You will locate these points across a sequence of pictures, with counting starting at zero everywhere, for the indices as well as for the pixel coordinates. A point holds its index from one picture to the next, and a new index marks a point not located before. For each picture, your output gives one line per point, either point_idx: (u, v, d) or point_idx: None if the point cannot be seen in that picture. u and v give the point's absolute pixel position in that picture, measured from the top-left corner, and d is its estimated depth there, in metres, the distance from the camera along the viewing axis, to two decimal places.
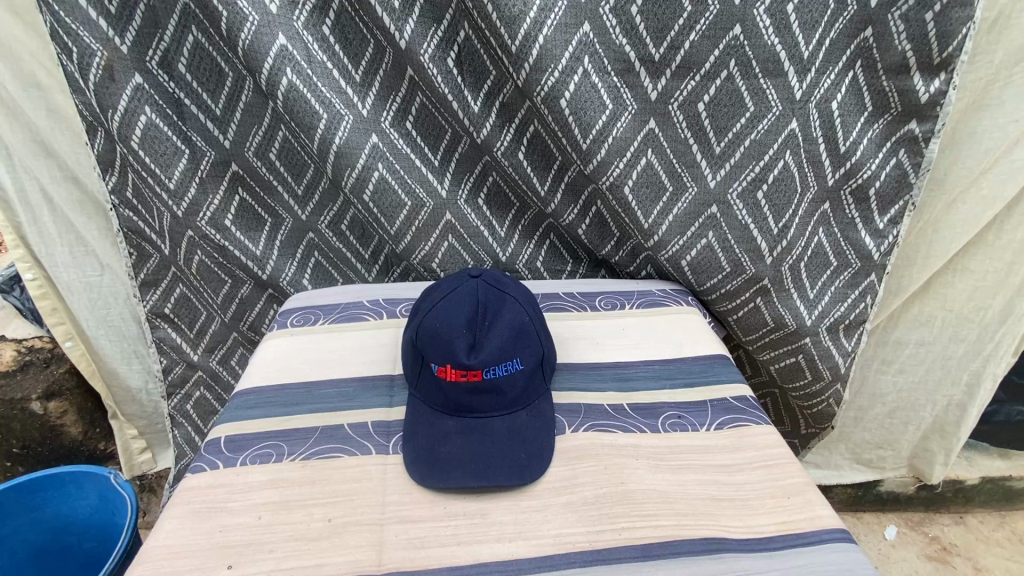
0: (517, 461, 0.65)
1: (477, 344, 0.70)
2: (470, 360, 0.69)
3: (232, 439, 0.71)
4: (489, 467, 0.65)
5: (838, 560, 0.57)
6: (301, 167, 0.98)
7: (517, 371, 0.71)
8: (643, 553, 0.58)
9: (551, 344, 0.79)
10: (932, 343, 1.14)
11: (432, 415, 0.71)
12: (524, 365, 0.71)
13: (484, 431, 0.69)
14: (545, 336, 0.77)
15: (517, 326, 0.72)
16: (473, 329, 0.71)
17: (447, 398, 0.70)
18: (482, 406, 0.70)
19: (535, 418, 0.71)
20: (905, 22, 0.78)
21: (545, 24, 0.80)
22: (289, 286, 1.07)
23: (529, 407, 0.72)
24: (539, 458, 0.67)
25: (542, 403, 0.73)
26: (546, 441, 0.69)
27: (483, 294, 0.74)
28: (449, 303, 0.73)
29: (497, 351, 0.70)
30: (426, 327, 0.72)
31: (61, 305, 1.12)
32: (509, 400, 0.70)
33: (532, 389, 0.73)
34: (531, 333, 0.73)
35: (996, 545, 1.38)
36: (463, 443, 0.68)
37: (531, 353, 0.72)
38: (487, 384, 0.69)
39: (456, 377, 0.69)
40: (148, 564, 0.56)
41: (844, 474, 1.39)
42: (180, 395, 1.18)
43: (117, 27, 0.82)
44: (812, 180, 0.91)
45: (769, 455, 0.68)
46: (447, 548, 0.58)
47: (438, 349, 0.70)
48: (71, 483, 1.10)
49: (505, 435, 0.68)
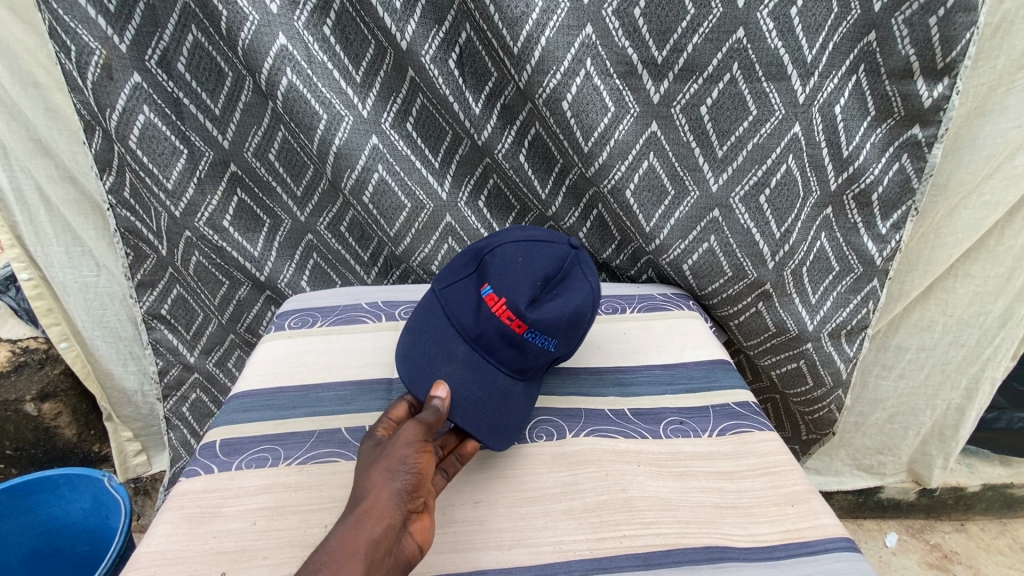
0: (496, 426, 0.65)
1: (540, 299, 0.67)
2: (528, 312, 0.65)
3: (227, 442, 0.69)
4: (463, 413, 0.64)
5: (843, 570, 0.56)
6: (300, 167, 0.98)
7: (549, 350, 0.68)
8: (644, 562, 0.57)
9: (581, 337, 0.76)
10: (934, 349, 1.13)
11: (449, 332, 0.68)
12: (557, 350, 0.68)
13: (488, 379, 0.66)
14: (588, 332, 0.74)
15: (581, 311, 0.69)
16: (541, 284, 0.67)
17: (476, 325, 0.67)
18: (499, 353, 0.67)
19: (526, 396, 0.70)
20: (908, 27, 0.77)
21: (548, 26, 0.80)
22: (286, 288, 1.07)
23: (527, 381, 0.70)
24: (512, 433, 0.67)
25: (536, 383, 0.72)
26: (518, 425, 0.68)
27: (573, 267, 0.71)
28: (540, 250, 0.69)
29: (555, 322, 0.66)
30: (505, 253, 0.69)
31: (57, 306, 1.10)
32: (521, 364, 0.68)
33: (542, 369, 0.70)
34: (585, 326, 0.70)
35: (997, 553, 1.37)
36: (462, 374, 0.66)
37: (570, 342, 0.70)
38: (522, 341, 0.66)
39: (503, 315, 0.65)
40: (140, 570, 0.55)
41: (844, 480, 1.38)
42: (176, 396, 1.17)
43: (116, 26, 0.81)
44: (815, 185, 0.90)
45: (771, 461, 0.68)
46: (445, 555, 0.57)
47: (499, 278, 0.66)
48: (65, 485, 1.08)
49: (498, 398, 0.66)
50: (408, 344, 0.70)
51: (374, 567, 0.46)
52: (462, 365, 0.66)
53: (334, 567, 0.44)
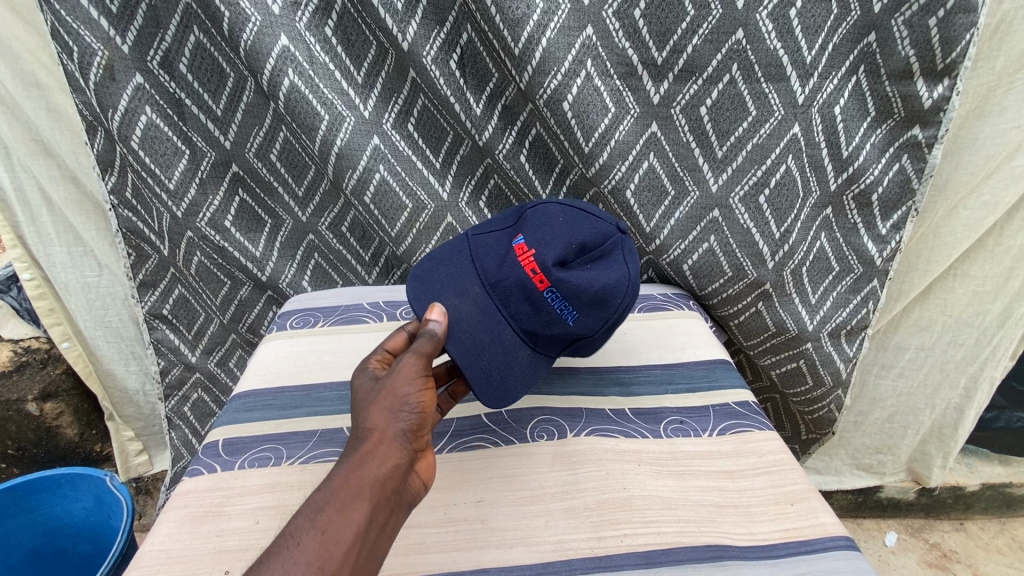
0: (491, 377, 0.65)
1: (571, 263, 0.66)
2: (554, 270, 0.65)
3: (230, 442, 0.70)
4: (458, 348, 0.64)
5: (842, 568, 0.56)
6: (302, 167, 0.98)
7: (567, 319, 0.66)
8: (645, 560, 0.57)
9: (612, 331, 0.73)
10: (933, 349, 1.13)
11: (470, 271, 0.68)
12: (576, 324, 0.67)
13: (495, 328, 0.66)
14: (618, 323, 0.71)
15: (612, 291, 0.67)
16: (577, 251, 0.67)
17: (499, 270, 0.67)
18: (514, 306, 0.66)
19: (533, 362, 0.68)
20: (908, 28, 0.77)
21: (549, 27, 0.80)
22: (288, 288, 1.07)
23: (537, 349, 0.68)
24: (505, 391, 0.66)
25: (548, 356, 0.70)
26: (516, 386, 0.67)
27: (616, 249, 0.69)
28: (585, 219, 0.69)
29: (579, 290, 0.65)
30: (549, 210, 0.69)
31: (58, 306, 1.11)
32: (534, 324, 0.67)
33: (557, 341, 0.68)
34: (612, 311, 0.68)
35: (996, 552, 1.38)
36: (470, 313, 0.66)
37: (594, 323, 0.67)
38: (540, 298, 0.65)
39: (528, 265, 0.65)
40: (143, 569, 0.55)
41: (844, 479, 1.38)
42: (178, 396, 1.17)
43: (118, 27, 0.81)
44: (815, 185, 0.90)
45: (771, 461, 0.68)
46: (447, 554, 0.58)
47: (536, 231, 0.67)
48: (68, 485, 1.08)
49: (499, 351, 0.66)
50: (428, 268, 0.71)
51: (379, 504, 0.49)
52: (472, 304, 0.66)
53: (340, 505, 0.47)
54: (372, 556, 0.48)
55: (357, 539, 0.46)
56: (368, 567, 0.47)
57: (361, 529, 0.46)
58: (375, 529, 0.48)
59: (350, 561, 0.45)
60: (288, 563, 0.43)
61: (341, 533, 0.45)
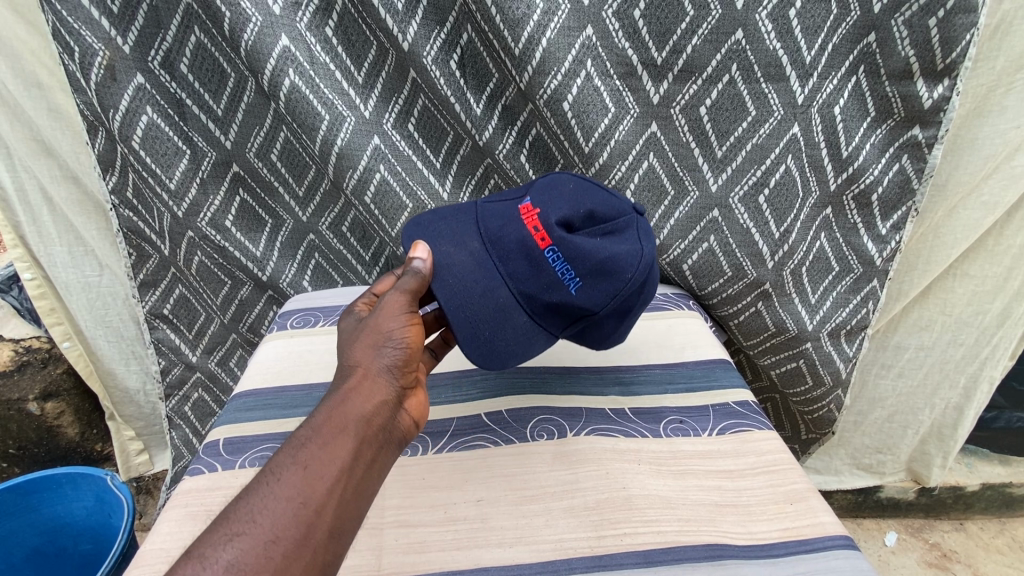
0: (479, 334, 0.64)
1: (577, 229, 0.67)
2: (558, 230, 0.65)
3: (230, 441, 0.70)
4: (444, 289, 0.65)
5: (842, 567, 0.56)
6: (302, 167, 0.98)
7: (568, 285, 0.65)
8: (644, 559, 0.57)
9: (621, 319, 0.71)
10: (932, 348, 1.13)
11: (473, 228, 0.69)
12: (577, 294, 0.65)
13: (489, 285, 0.66)
14: (625, 306, 0.69)
15: (618, 265, 0.66)
16: (583, 217, 0.67)
17: (503, 227, 0.67)
18: (513, 264, 0.66)
19: (528, 330, 0.66)
20: (908, 28, 0.77)
21: (549, 27, 0.80)
22: (288, 287, 1.08)
23: (535, 318, 0.67)
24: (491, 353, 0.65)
25: (546, 328, 0.68)
26: (507, 351, 0.66)
27: (626, 225, 0.70)
28: (597, 192, 0.70)
29: (582, 254, 0.65)
30: (560, 177, 0.71)
31: (59, 305, 1.11)
32: (532, 286, 0.66)
33: (557, 312, 0.67)
34: (618, 288, 0.66)
35: (996, 552, 1.38)
36: (465, 263, 0.66)
37: (598, 296, 0.66)
38: (540, 258, 0.65)
39: (532, 223, 0.66)
40: (144, 568, 0.55)
41: (844, 479, 1.38)
42: (178, 396, 1.17)
43: (120, 27, 0.81)
44: (815, 186, 0.91)
45: (771, 460, 0.68)
46: (446, 553, 0.58)
47: (544, 194, 0.68)
48: (68, 485, 1.09)
49: (492, 311, 0.65)
50: (428, 219, 0.72)
51: (366, 440, 0.52)
52: (468, 257, 0.66)
53: (327, 439, 0.50)
54: (363, 489, 0.50)
55: (341, 473, 0.49)
56: (359, 499, 0.50)
57: (345, 463, 0.49)
58: (364, 464, 0.51)
59: (336, 492, 0.48)
60: (269, 498, 0.46)
61: (325, 468, 0.48)
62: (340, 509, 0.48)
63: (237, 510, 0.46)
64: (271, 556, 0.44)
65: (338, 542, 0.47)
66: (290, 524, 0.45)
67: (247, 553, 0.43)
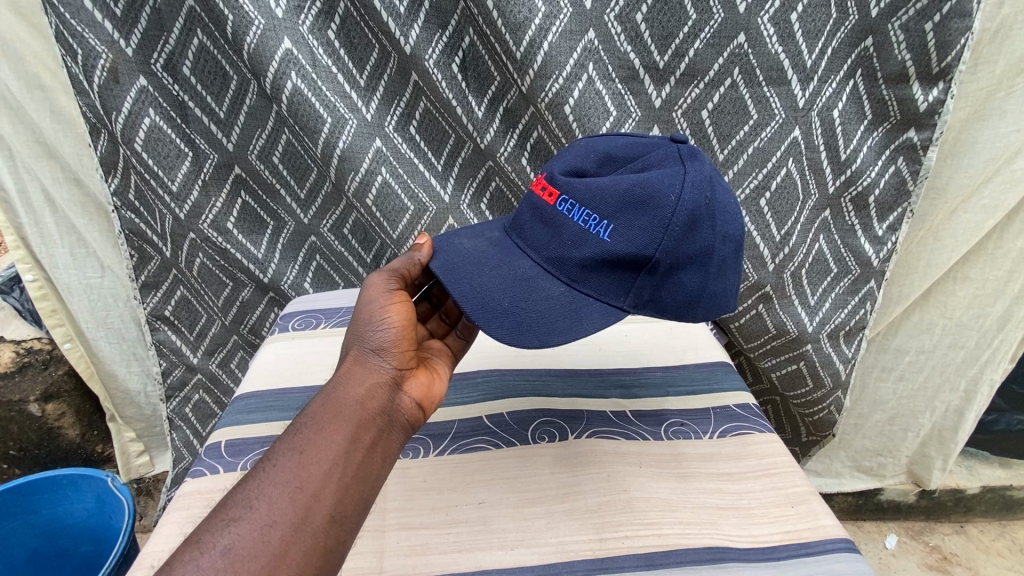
0: (501, 305, 0.60)
1: (591, 174, 0.65)
2: (562, 179, 0.64)
3: (232, 443, 0.70)
4: (438, 260, 0.65)
5: (843, 570, 0.56)
6: (304, 170, 0.98)
7: (593, 229, 0.60)
8: (646, 562, 0.57)
9: (695, 266, 0.61)
10: (933, 351, 1.14)
11: (495, 224, 0.72)
12: (609, 236, 0.60)
13: (505, 258, 0.64)
14: (682, 239, 0.60)
15: (647, 191, 0.60)
16: (597, 162, 0.65)
17: (521, 209, 0.69)
18: (531, 235, 0.65)
19: (565, 297, 0.61)
20: (906, 32, 0.78)
21: (550, 32, 0.80)
22: (289, 289, 1.08)
23: (572, 285, 0.61)
24: (519, 326, 0.59)
25: (593, 296, 0.61)
26: (540, 320, 0.59)
27: (659, 157, 0.64)
28: (619, 140, 0.68)
29: (592, 191, 0.61)
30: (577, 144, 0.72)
31: (61, 306, 1.11)
32: (555, 247, 0.62)
33: (599, 268, 0.60)
34: (656, 217, 0.59)
35: (997, 555, 1.38)
36: (477, 245, 0.67)
37: (634, 233, 0.59)
38: (552, 214, 0.63)
39: (540, 189, 0.67)
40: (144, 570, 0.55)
41: (845, 482, 1.38)
42: (179, 397, 1.17)
43: (123, 29, 0.82)
44: (813, 189, 0.91)
45: (772, 462, 0.68)
46: (447, 555, 0.58)
47: (555, 161, 0.69)
48: (69, 486, 1.09)
49: (514, 279, 0.62)
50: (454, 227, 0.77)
51: (363, 423, 0.53)
52: (482, 240, 0.68)
53: (323, 424, 0.51)
54: (364, 470, 0.51)
55: (337, 457, 0.50)
56: (364, 482, 0.50)
57: (342, 447, 0.50)
58: (364, 448, 0.51)
59: (333, 475, 0.48)
60: (267, 483, 0.47)
61: (320, 452, 0.49)
62: (341, 492, 0.48)
63: (236, 497, 0.47)
64: (270, 540, 0.44)
65: (342, 524, 0.47)
66: (287, 507, 0.46)
67: (245, 537, 0.44)
